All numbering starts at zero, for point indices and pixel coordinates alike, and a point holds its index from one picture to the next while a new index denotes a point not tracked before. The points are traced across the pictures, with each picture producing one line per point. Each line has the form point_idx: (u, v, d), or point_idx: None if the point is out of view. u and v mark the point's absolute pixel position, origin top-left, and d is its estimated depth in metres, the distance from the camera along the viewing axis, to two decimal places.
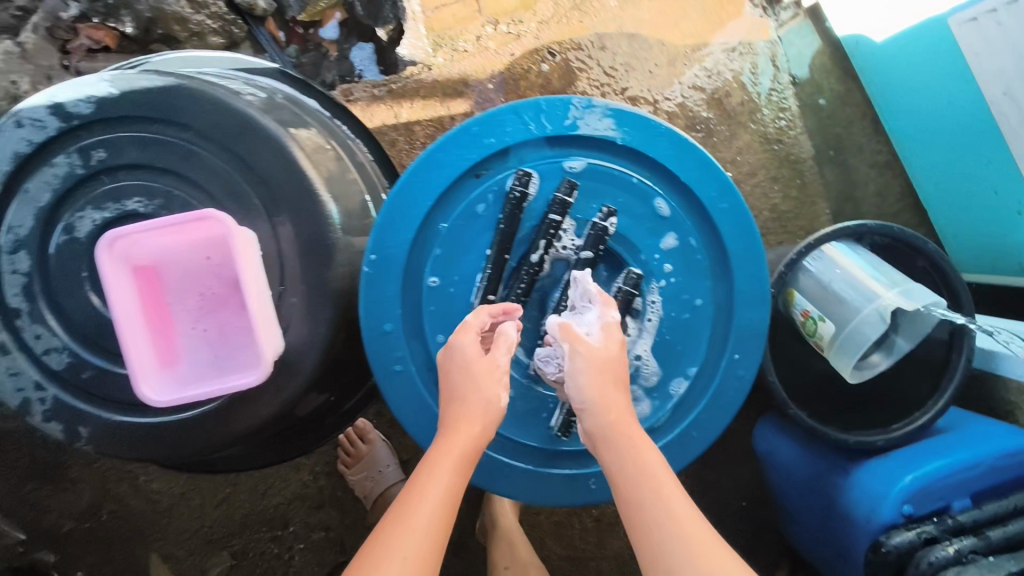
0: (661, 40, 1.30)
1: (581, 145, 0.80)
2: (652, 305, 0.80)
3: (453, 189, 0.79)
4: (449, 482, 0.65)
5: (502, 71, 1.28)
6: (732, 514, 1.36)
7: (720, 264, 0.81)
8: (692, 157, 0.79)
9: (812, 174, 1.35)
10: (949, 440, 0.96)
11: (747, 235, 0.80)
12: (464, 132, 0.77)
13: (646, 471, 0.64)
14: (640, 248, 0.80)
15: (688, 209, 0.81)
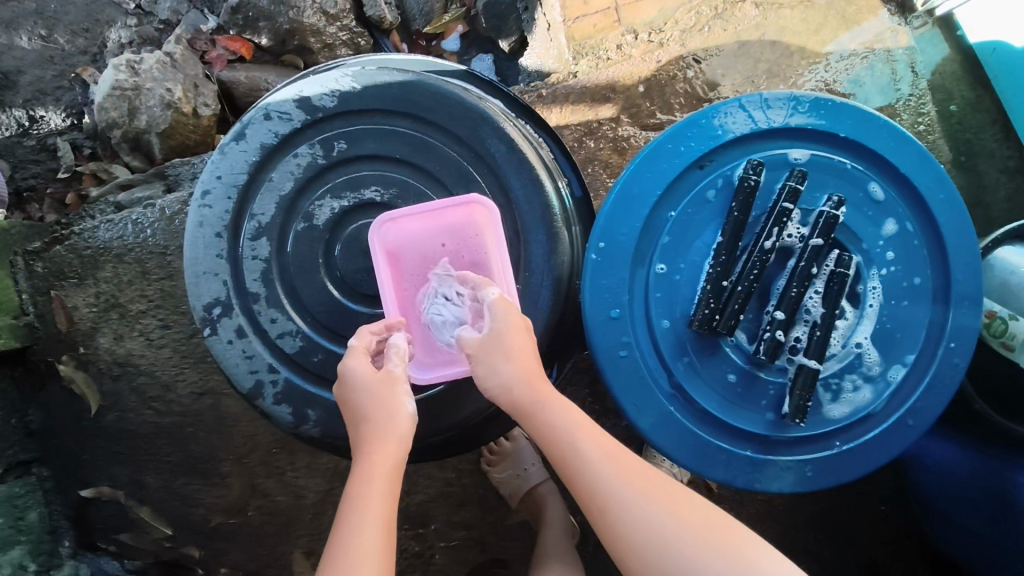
0: (801, 47, 1.33)
1: (802, 136, 0.82)
2: (874, 290, 0.81)
3: (680, 179, 0.82)
4: (388, 500, 0.69)
5: (649, 77, 1.32)
6: (872, 519, 1.35)
7: (939, 252, 0.82)
8: (912, 147, 0.81)
9: (950, 177, 1.36)
10: None
11: (966, 225, 0.81)
12: (693, 124, 0.81)
13: (578, 449, 0.72)
14: (861, 236, 0.82)
15: (906, 198, 0.82)
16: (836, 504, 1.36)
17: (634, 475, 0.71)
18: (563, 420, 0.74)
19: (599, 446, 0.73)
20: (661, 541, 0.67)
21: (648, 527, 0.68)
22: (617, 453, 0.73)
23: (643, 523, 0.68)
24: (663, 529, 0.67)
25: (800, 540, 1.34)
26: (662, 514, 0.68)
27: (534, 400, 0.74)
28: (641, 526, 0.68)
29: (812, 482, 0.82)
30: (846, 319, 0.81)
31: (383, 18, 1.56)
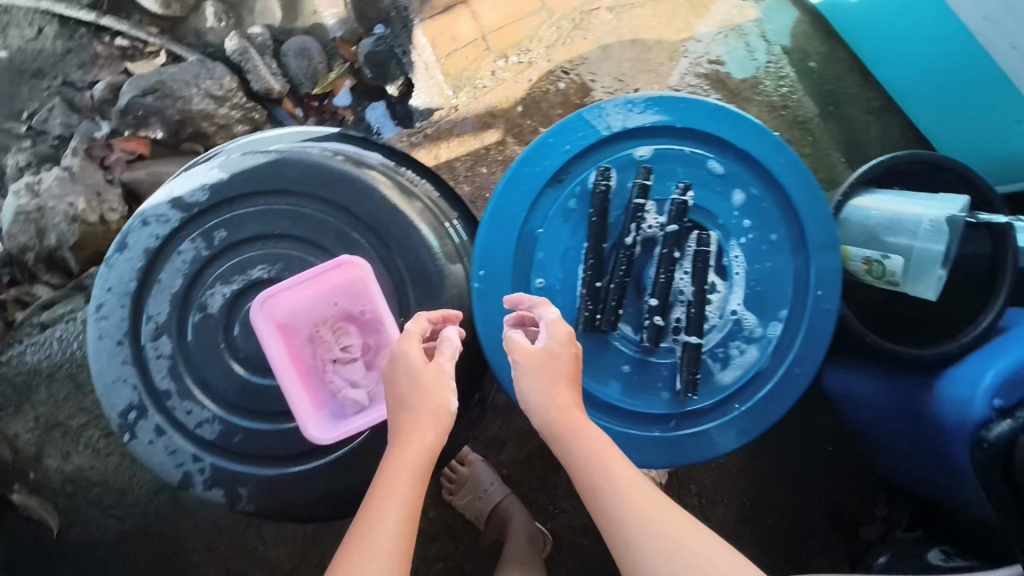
0: (659, 41, 1.41)
1: (643, 133, 0.88)
2: (736, 260, 0.88)
3: (542, 196, 0.87)
4: (407, 525, 0.68)
5: (524, 97, 1.38)
6: (820, 459, 1.42)
7: (788, 211, 0.89)
8: (744, 122, 0.87)
9: (821, 130, 1.44)
10: (1013, 336, 1.06)
11: (807, 181, 0.88)
12: (543, 145, 0.86)
13: (608, 471, 0.73)
14: (715, 213, 0.88)
15: (749, 169, 0.89)
16: (785, 455, 1.43)
17: (661, 506, 0.71)
18: (593, 448, 0.75)
19: (628, 471, 0.74)
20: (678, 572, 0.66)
21: (671, 565, 0.66)
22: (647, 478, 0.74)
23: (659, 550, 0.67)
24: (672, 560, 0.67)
25: (758, 496, 1.42)
26: (676, 542, 0.68)
27: (574, 424, 0.76)
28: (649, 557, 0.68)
29: (724, 446, 0.88)
30: (718, 292, 0.88)
31: (270, 88, 1.59)
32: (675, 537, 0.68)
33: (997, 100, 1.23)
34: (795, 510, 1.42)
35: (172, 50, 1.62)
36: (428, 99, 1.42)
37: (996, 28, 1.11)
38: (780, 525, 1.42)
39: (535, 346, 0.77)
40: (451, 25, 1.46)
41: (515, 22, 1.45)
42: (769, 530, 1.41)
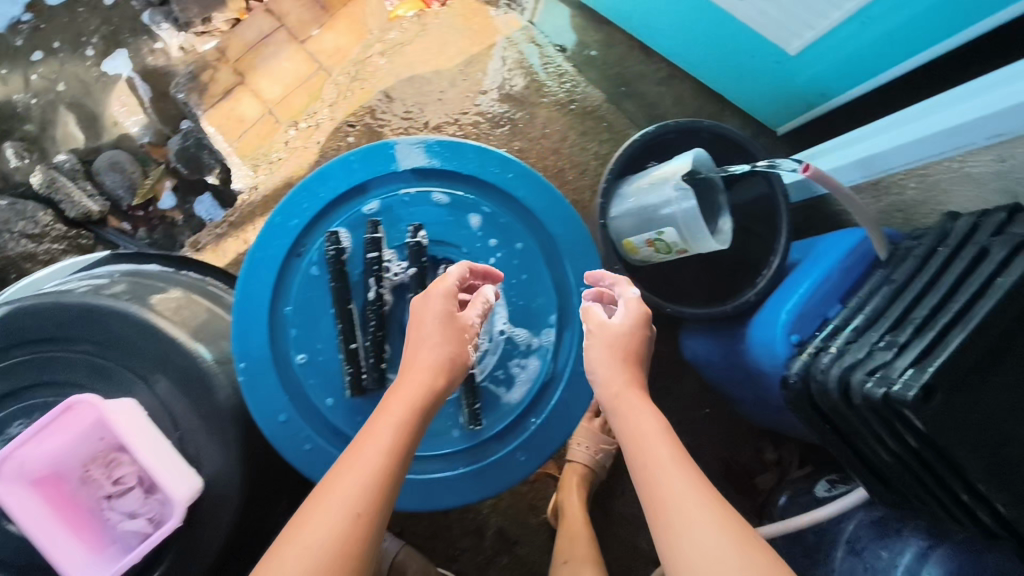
0: (436, 71, 1.43)
1: (365, 187, 0.89)
2: (490, 281, 0.89)
3: (284, 276, 0.87)
4: (390, 462, 0.66)
5: (317, 160, 1.39)
6: (699, 424, 1.44)
7: (527, 218, 0.91)
8: (457, 150, 0.90)
9: (612, 114, 1.49)
10: (806, 268, 1.10)
11: (538, 188, 0.90)
12: (270, 227, 0.86)
13: (644, 443, 0.71)
14: (457, 242, 0.89)
15: (478, 190, 0.91)
16: (668, 429, 1.44)
17: (686, 490, 0.65)
18: (648, 420, 0.73)
19: (669, 443, 0.70)
20: (693, 549, 0.61)
21: (695, 545, 0.61)
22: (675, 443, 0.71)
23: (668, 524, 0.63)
24: (689, 540, 0.62)
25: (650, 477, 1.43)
26: (690, 519, 0.63)
27: (635, 399, 0.75)
28: (673, 530, 0.63)
29: (527, 464, 0.88)
30: (481, 317, 0.89)
31: (89, 211, 1.54)
32: (688, 515, 0.63)
33: (751, 48, 1.32)
34: None
35: None
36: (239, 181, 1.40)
37: None
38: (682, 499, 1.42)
39: (613, 321, 0.81)
40: (234, 108, 1.46)
41: (299, 89, 1.48)
42: None
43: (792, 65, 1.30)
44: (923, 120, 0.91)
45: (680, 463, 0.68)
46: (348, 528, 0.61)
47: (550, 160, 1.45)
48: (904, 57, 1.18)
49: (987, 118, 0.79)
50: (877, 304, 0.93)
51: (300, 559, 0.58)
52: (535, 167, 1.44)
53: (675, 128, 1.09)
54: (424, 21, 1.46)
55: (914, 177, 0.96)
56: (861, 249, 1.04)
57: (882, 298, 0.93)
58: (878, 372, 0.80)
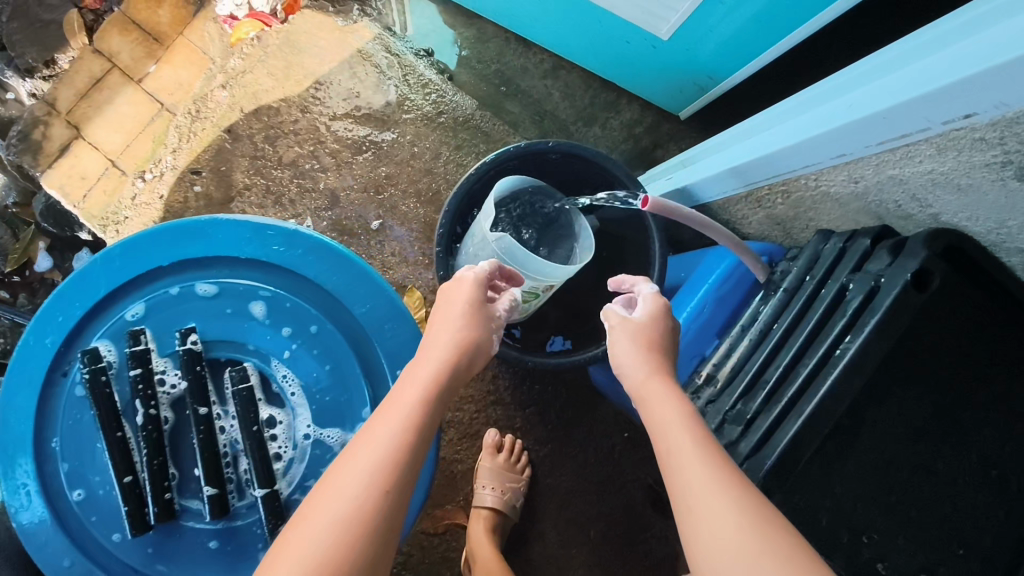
0: (283, 100, 1.29)
1: (129, 289, 0.77)
2: (286, 381, 0.78)
3: (47, 404, 0.76)
4: (399, 447, 0.62)
5: (163, 216, 1.26)
6: (619, 452, 1.33)
7: (322, 297, 0.80)
8: (228, 231, 0.78)
9: (489, 121, 1.35)
10: (683, 294, 0.95)
11: (331, 264, 0.79)
12: (20, 352, 0.75)
13: (667, 432, 0.64)
14: (243, 338, 0.78)
15: (261, 273, 0.79)
16: (584, 462, 1.33)
17: (708, 470, 0.59)
18: (672, 410, 0.67)
19: (692, 431, 0.64)
20: (715, 535, 0.55)
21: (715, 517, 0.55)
22: (697, 428, 0.64)
23: (710, 497, 0.57)
24: (735, 517, 0.55)
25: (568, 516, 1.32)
26: (716, 500, 0.56)
27: (659, 388, 0.70)
28: (697, 516, 0.57)
29: None
30: (281, 422, 0.78)
31: None
32: (715, 495, 0.57)
33: (619, 31, 1.13)
34: (616, 511, 1.32)
35: None
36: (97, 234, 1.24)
37: None
38: (608, 534, 1.32)
39: (636, 315, 0.78)
40: (74, 164, 1.33)
41: (141, 135, 1.34)
42: (597, 543, 1.31)
43: (667, 48, 1.11)
44: (773, 131, 0.78)
45: (702, 450, 0.61)
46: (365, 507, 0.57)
47: (423, 182, 1.31)
48: (785, 32, 0.98)
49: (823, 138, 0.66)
50: (739, 355, 0.81)
51: (305, 537, 0.56)
52: (407, 193, 1.30)
53: (515, 156, 0.98)
54: (265, 42, 1.31)
55: (779, 193, 0.82)
56: (736, 274, 0.90)
57: (745, 346, 0.80)
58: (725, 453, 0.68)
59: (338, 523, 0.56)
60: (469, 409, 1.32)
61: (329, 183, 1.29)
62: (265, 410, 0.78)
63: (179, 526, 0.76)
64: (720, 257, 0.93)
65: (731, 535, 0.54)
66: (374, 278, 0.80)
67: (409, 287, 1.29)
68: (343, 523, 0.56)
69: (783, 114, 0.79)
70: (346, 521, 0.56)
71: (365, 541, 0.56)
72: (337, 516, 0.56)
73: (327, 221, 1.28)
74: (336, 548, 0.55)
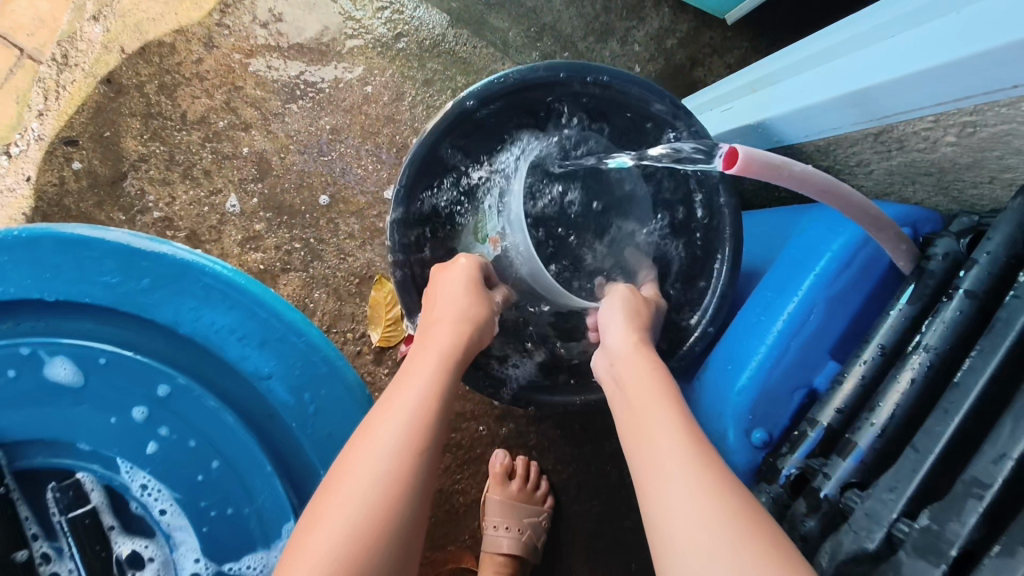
0: (178, 32, 0.94)
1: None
2: (149, 491, 0.53)
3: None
4: (415, 425, 0.51)
5: (33, 204, 0.93)
6: None
7: (186, 352, 0.53)
8: (19, 255, 0.49)
9: (468, 42, 0.99)
10: (769, 288, 0.63)
11: (203, 301, 0.51)
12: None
13: (643, 420, 0.51)
14: (70, 433, 0.52)
15: (83, 321, 0.52)
16: (622, 484, 1.03)
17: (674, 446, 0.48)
18: (663, 387, 0.54)
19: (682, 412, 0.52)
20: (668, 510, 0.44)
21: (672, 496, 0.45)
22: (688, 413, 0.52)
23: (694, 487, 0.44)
24: (712, 503, 0.43)
25: (606, 557, 1.02)
26: (674, 473, 0.46)
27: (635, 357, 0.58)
28: (657, 485, 0.46)
29: None
30: (152, 558, 0.54)
31: None
32: (688, 483, 0.45)
33: None
34: None
35: None
36: None
37: None
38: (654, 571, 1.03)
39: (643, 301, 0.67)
40: None
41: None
42: None
43: None
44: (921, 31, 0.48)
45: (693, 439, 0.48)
46: (382, 502, 0.46)
47: (384, 134, 0.96)
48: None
49: None
50: (897, 402, 0.48)
51: (317, 545, 0.44)
52: (363, 150, 0.96)
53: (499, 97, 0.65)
54: None
55: (952, 128, 0.49)
56: (860, 259, 0.58)
57: (906, 389, 0.48)
58: None
59: (347, 543, 0.44)
60: (471, 427, 1.01)
61: (256, 145, 0.94)
62: (123, 543, 0.54)
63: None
64: (825, 232, 0.60)
65: (706, 513, 0.43)
66: (270, 311, 0.52)
67: (376, 276, 0.95)
68: (378, 490, 0.46)
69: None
70: (385, 486, 0.47)
71: (397, 515, 0.46)
72: (370, 492, 0.46)
73: (256, 195, 0.94)
74: (374, 514, 0.45)
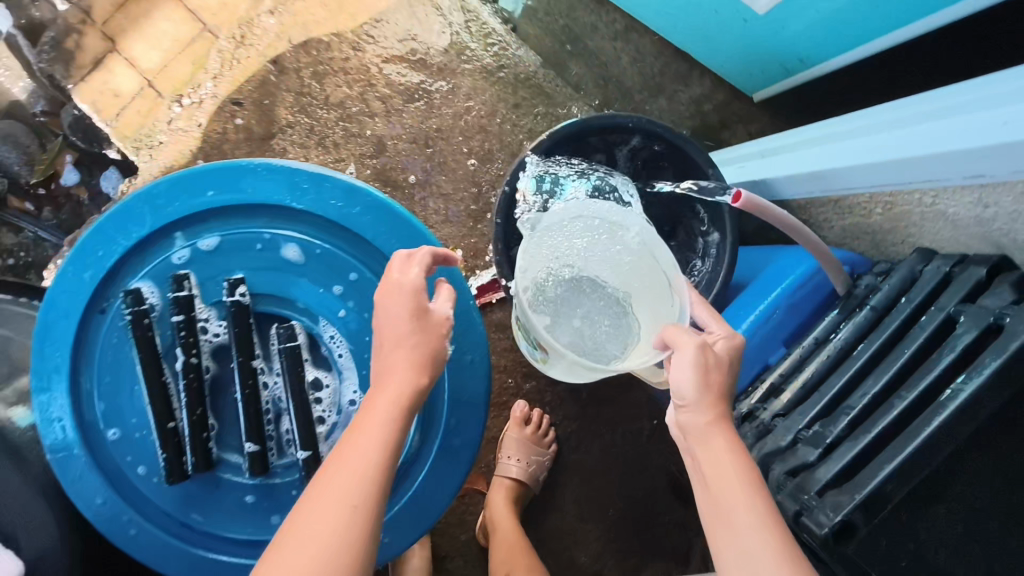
0: (335, 34, 1.21)
1: (152, 244, 0.74)
2: (334, 341, 0.76)
3: (83, 365, 0.75)
4: (362, 489, 0.56)
5: (200, 145, 1.20)
6: (648, 439, 1.30)
7: (370, 257, 0.77)
8: (282, 176, 0.74)
9: (553, 80, 1.26)
10: (752, 295, 0.90)
11: (393, 226, 0.75)
12: (43, 323, 0.73)
13: (721, 490, 0.57)
14: (291, 295, 0.76)
15: (307, 224, 0.75)
16: (611, 444, 1.30)
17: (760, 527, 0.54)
18: (740, 467, 0.58)
19: (760, 494, 0.57)
20: None
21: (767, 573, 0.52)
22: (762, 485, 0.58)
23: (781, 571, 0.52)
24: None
25: (589, 497, 1.30)
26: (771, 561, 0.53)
27: (707, 425, 0.61)
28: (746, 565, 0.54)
29: (390, 548, 0.77)
30: (327, 386, 0.77)
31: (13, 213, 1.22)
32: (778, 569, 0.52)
33: None
34: (633, 494, 1.31)
35: None
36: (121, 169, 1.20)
37: None
38: (624, 515, 1.31)
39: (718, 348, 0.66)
40: (107, 81, 1.27)
41: (182, 54, 1.26)
42: (614, 522, 1.31)
43: (759, 24, 1.03)
44: (870, 139, 0.76)
45: (770, 524, 0.55)
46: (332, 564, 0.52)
47: (477, 140, 1.23)
48: (909, 16, 0.89)
49: (928, 160, 0.65)
50: (816, 369, 0.75)
51: None
52: (459, 148, 1.23)
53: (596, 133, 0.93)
54: None
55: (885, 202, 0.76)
56: (814, 282, 0.85)
57: (823, 361, 0.75)
58: (797, 476, 0.64)
59: None
60: (503, 379, 1.27)
61: (377, 130, 1.21)
62: (312, 371, 0.77)
63: (215, 477, 0.75)
64: (795, 262, 0.87)
65: None
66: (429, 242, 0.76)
67: (452, 247, 1.22)
68: (328, 557, 0.52)
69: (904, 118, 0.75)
70: (335, 551, 0.52)
71: None
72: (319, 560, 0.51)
73: (372, 168, 1.21)
74: None
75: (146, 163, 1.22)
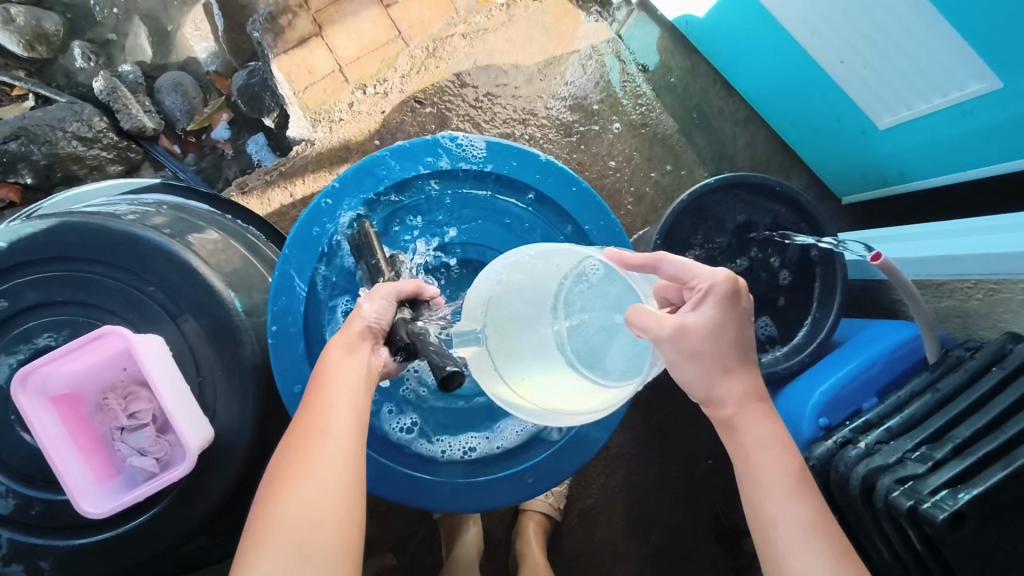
0: (514, 65, 1.44)
1: (386, 192, 1.03)
2: None
3: (320, 265, 1.01)
4: (344, 449, 0.70)
5: (378, 128, 1.40)
6: (701, 476, 1.42)
7: (553, 224, 1.06)
8: (510, 155, 1.01)
9: (682, 145, 1.48)
10: (850, 351, 1.06)
11: (583, 202, 1.03)
12: (302, 228, 0.98)
13: (766, 494, 0.71)
14: (491, 241, 1.08)
15: (515, 193, 1.05)
16: (668, 473, 1.42)
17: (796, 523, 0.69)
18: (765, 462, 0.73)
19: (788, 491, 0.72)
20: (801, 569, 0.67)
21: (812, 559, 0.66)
22: (802, 484, 0.71)
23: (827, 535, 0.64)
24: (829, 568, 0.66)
25: (639, 518, 1.41)
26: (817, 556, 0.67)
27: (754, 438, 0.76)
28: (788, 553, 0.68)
29: (536, 487, 0.92)
30: None
31: (142, 127, 1.65)
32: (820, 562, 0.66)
33: (837, 107, 1.26)
34: (679, 525, 1.41)
35: (40, 93, 1.64)
36: (297, 133, 1.37)
37: (825, 42, 1.14)
38: (668, 543, 1.40)
39: (699, 315, 0.71)
40: (306, 58, 1.40)
41: (374, 52, 1.43)
42: (656, 548, 1.40)
43: (876, 135, 1.25)
44: (971, 238, 0.98)
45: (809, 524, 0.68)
46: (332, 502, 0.67)
47: (610, 179, 1.42)
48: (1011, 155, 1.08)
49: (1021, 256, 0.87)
50: (914, 410, 0.91)
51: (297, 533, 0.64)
52: (593, 183, 1.41)
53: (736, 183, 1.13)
54: (512, 10, 1.46)
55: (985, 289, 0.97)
56: (911, 345, 1.01)
57: (921, 406, 0.91)
58: (906, 482, 0.79)
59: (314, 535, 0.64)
60: None
61: None
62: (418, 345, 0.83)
63: None
64: (895, 331, 1.04)
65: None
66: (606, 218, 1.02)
67: None
68: (327, 499, 0.66)
69: (985, 225, 0.98)
70: (331, 495, 0.67)
71: (342, 514, 0.67)
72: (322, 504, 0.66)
73: None
74: (324, 517, 0.66)
75: (323, 131, 1.40)
